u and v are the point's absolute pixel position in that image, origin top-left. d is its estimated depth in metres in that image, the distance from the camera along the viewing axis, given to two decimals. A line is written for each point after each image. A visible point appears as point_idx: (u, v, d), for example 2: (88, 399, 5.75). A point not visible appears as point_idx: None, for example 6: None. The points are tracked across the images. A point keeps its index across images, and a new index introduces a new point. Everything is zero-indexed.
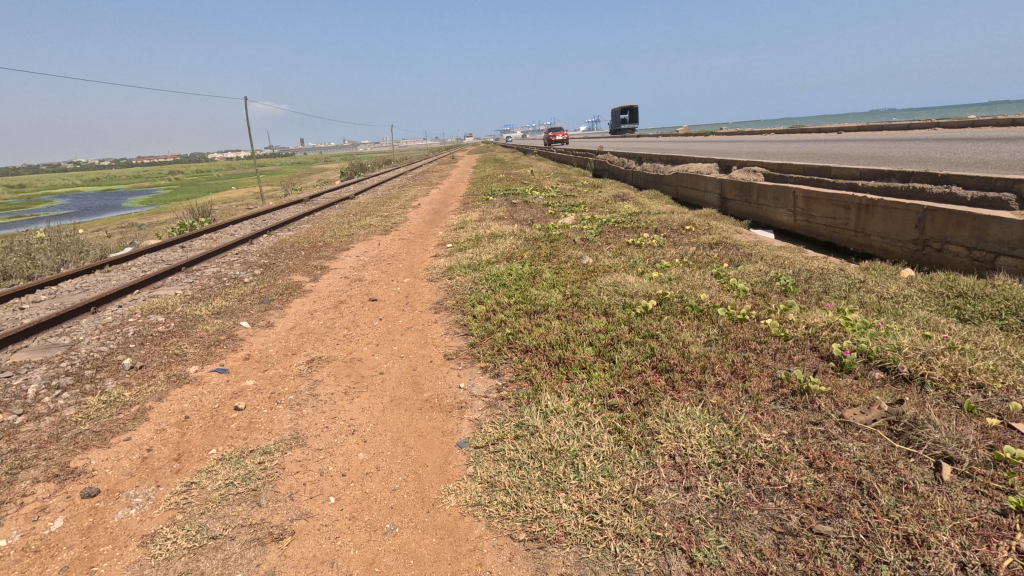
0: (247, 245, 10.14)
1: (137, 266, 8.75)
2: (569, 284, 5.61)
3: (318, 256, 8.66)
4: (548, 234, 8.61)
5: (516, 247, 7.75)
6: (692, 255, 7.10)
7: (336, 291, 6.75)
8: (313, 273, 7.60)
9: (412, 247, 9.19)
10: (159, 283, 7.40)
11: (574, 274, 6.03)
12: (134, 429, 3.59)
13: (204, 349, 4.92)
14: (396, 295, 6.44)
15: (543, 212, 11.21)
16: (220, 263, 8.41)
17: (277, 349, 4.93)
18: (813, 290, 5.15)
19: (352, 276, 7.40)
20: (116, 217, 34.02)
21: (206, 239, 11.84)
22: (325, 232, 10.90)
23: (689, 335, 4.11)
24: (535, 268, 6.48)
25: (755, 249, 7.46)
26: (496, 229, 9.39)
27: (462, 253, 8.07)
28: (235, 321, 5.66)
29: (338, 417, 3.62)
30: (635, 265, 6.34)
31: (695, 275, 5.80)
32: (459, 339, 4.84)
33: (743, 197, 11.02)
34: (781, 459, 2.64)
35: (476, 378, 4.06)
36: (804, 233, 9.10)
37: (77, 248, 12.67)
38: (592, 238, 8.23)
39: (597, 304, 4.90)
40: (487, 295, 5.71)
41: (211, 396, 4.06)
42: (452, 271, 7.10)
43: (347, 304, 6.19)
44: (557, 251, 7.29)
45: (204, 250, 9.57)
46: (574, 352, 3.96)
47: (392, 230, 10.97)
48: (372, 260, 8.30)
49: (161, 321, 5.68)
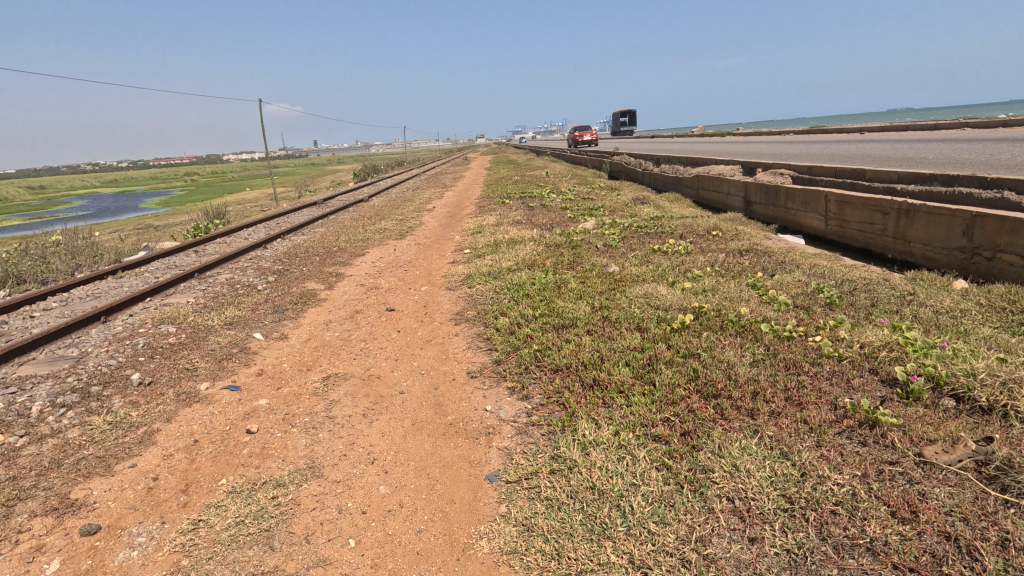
0: (261, 249, 9.98)
1: (150, 272, 8.61)
2: (596, 295, 5.32)
3: (333, 261, 8.46)
4: (570, 240, 8.31)
5: (538, 254, 7.46)
6: (723, 263, 6.77)
7: (352, 300, 6.52)
8: (328, 280, 7.38)
9: (428, 252, 8.94)
10: (171, 291, 7.22)
11: (601, 283, 5.74)
12: (140, 455, 3.36)
13: (216, 364, 4.70)
14: (414, 305, 6.19)
15: (562, 216, 10.90)
16: (233, 269, 8.23)
17: (291, 364, 4.69)
18: (860, 304, 4.81)
19: (369, 284, 7.16)
20: (133, 218, 34.24)
21: (220, 243, 11.72)
22: (340, 236, 10.69)
23: (734, 354, 3.80)
24: (560, 277, 6.19)
25: (788, 256, 7.11)
26: (515, 234, 9.11)
27: (481, 260, 7.80)
28: (248, 332, 5.44)
29: (357, 444, 3.36)
30: (664, 275, 6.03)
31: (730, 285, 5.47)
32: (482, 355, 4.57)
33: (770, 201, 10.63)
34: (858, 506, 2.32)
35: (503, 400, 3.78)
36: (837, 239, 8.71)
37: (92, 251, 12.61)
38: (616, 244, 7.92)
39: (629, 319, 4.60)
40: (510, 307, 5.43)
41: (222, 417, 3.83)
42: (472, 279, 6.83)
43: (363, 314, 5.94)
44: (580, 259, 7.01)
45: (218, 255, 9.42)
46: (610, 374, 3.67)
47: (408, 235, 10.73)
48: (389, 267, 8.05)
49: (171, 333, 5.48)
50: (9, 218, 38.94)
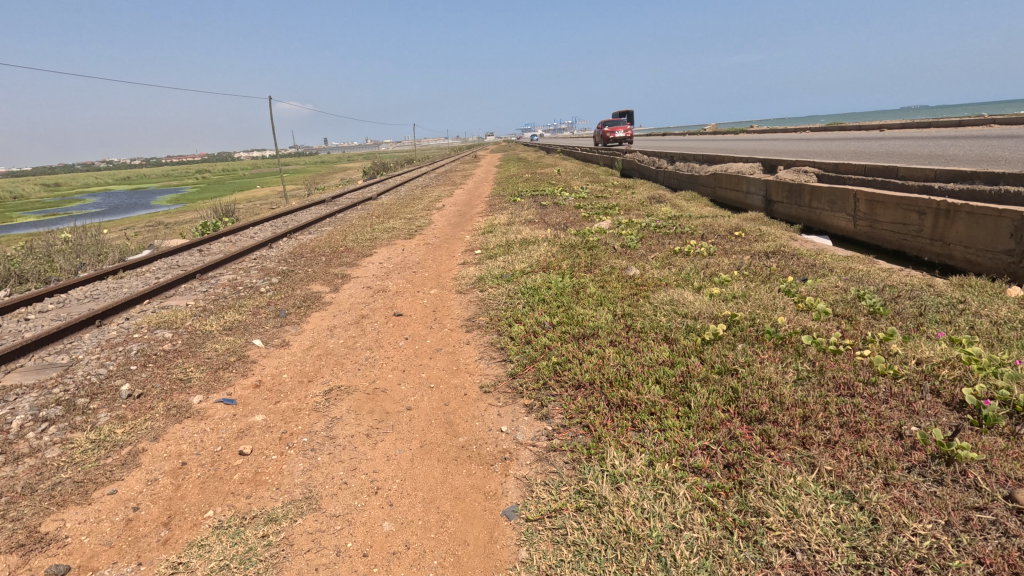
0: (266, 249, 9.71)
1: (152, 272, 8.35)
2: (618, 301, 4.97)
3: (340, 262, 8.17)
4: (586, 241, 7.93)
5: (552, 256, 7.10)
6: (750, 266, 6.37)
7: (358, 303, 6.20)
8: (334, 282, 7.06)
9: (438, 253, 8.61)
10: (170, 292, 6.94)
11: (623, 288, 5.38)
12: (121, 480, 3.05)
13: (211, 375, 4.39)
14: (422, 310, 5.86)
15: (576, 215, 10.53)
16: (236, 270, 7.95)
17: (291, 375, 4.37)
18: (907, 313, 4.41)
19: (376, 286, 6.84)
20: (142, 216, 34.22)
21: (225, 242, 11.45)
22: (347, 236, 10.39)
23: (776, 371, 3.43)
24: (577, 281, 5.83)
25: (819, 259, 6.71)
26: (528, 234, 8.75)
27: (493, 261, 7.45)
28: (247, 338, 5.13)
29: (359, 470, 3.04)
30: (689, 278, 5.66)
31: (762, 291, 5.09)
32: (496, 367, 4.23)
33: (793, 199, 10.20)
34: (947, 566, 1.96)
35: (519, 420, 3.44)
36: (867, 240, 8.29)
37: (97, 249, 12.39)
38: (635, 246, 7.54)
39: (656, 329, 4.23)
40: (525, 313, 5.08)
41: (214, 436, 3.52)
42: (483, 282, 6.49)
43: (369, 320, 5.62)
44: (598, 261, 6.66)
45: (222, 255, 9.16)
46: (638, 392, 3.32)
47: (417, 234, 10.40)
48: (397, 268, 7.73)
49: (167, 339, 5.19)
50: (21, 216, 39.12)
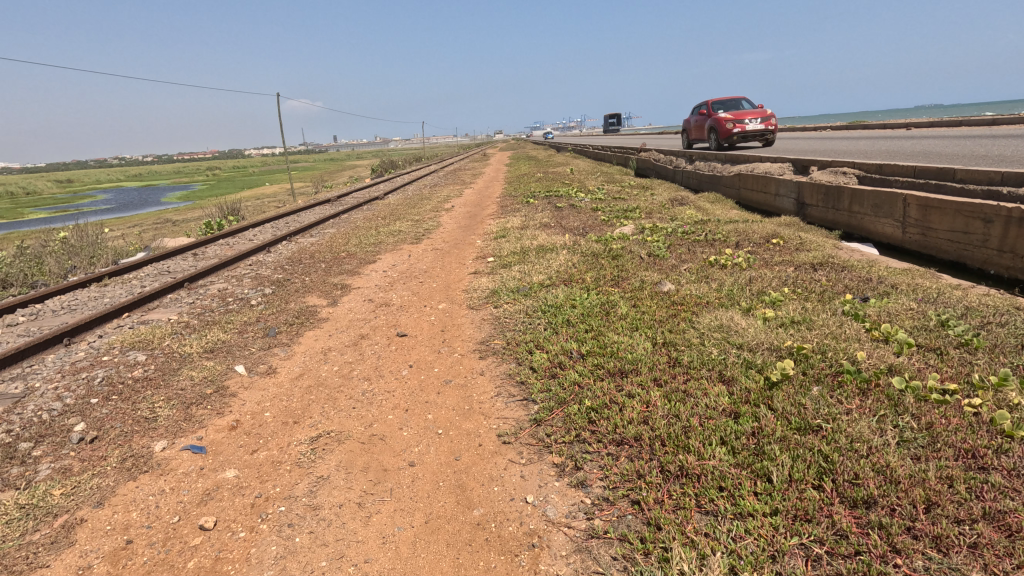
0: (264, 253, 9.10)
1: (139, 279, 7.75)
2: (657, 326, 4.28)
3: (340, 269, 7.54)
4: (609, 249, 7.21)
5: (574, 266, 6.39)
6: (799, 282, 5.64)
7: (358, 320, 5.53)
8: (332, 294, 6.40)
9: (447, 260, 7.93)
10: (152, 305, 6.31)
11: (659, 308, 4.69)
12: (44, 568, 2.39)
13: (181, 412, 3.74)
14: (429, 330, 5.17)
15: (595, 219, 9.81)
16: (228, 278, 7.33)
17: (275, 414, 3.71)
18: (1007, 345, 3.69)
19: (378, 299, 6.18)
20: (150, 213, 33.91)
21: (222, 245, 10.88)
22: (350, 239, 9.75)
23: (873, 431, 2.72)
24: (605, 297, 5.12)
25: (874, 273, 5.97)
26: (545, 240, 8.05)
27: (508, 271, 6.76)
28: (229, 365, 4.47)
29: (346, 560, 2.37)
30: (734, 297, 4.96)
31: (823, 314, 4.36)
32: (516, 409, 3.54)
33: (830, 203, 9.45)
34: None
35: (548, 487, 2.76)
36: (917, 249, 7.54)
37: (91, 251, 11.84)
38: (664, 256, 6.81)
39: (709, 368, 3.54)
40: (547, 338, 4.39)
41: (172, 500, 2.85)
42: (498, 296, 5.80)
43: (369, 342, 4.95)
44: (626, 273, 5.97)
45: (216, 260, 8.57)
46: (700, 458, 2.63)
47: (425, 238, 9.73)
48: (402, 278, 7.06)
49: (138, 363, 4.54)
50: (29, 213, 38.95)
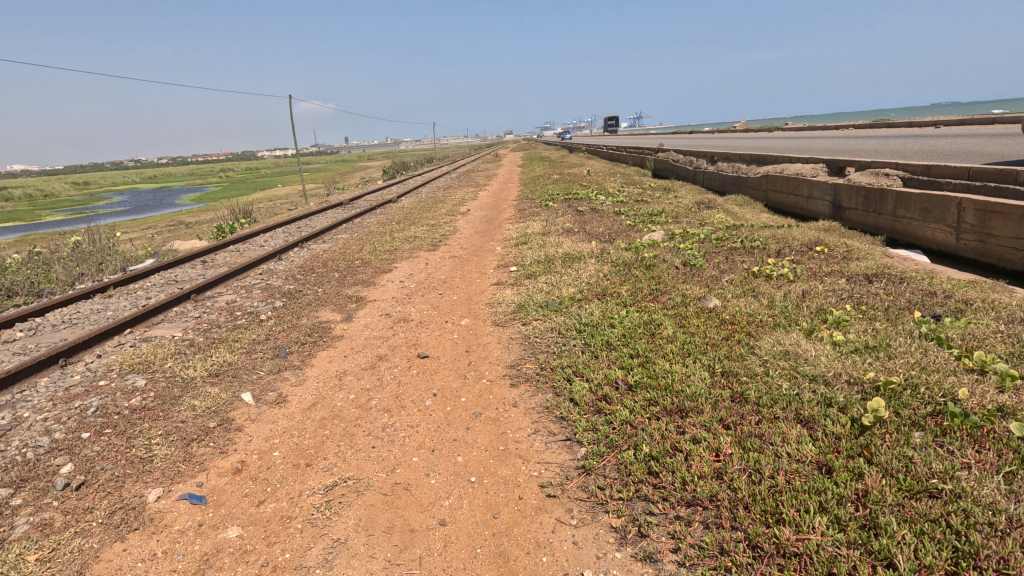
0: (274, 261, 8.72)
1: (145, 290, 7.37)
2: (713, 352, 3.79)
3: (354, 280, 7.13)
4: (641, 258, 6.72)
5: (605, 278, 5.92)
6: (857, 297, 5.13)
7: (374, 338, 5.11)
8: (346, 308, 5.98)
9: (467, 269, 7.49)
10: (156, 319, 5.93)
11: (710, 330, 4.21)
12: None
13: (180, 451, 3.32)
14: (452, 351, 4.72)
15: (620, 224, 9.32)
16: (237, 290, 6.93)
17: (285, 455, 3.28)
18: None
19: (396, 314, 5.75)
20: (164, 215, 33.88)
21: (232, 251, 10.52)
22: (364, 246, 9.35)
23: (1009, 493, 2.22)
24: (646, 314, 4.65)
25: (937, 286, 5.44)
26: (570, 248, 7.59)
27: (534, 283, 6.30)
28: (235, 392, 4.06)
29: None
30: (791, 316, 4.47)
31: (900, 338, 3.86)
32: (559, 452, 3.09)
33: (871, 206, 8.90)
34: None
35: (609, 559, 2.30)
36: (974, 257, 6.96)
37: (100, 257, 11.56)
38: (702, 266, 6.32)
39: (783, 406, 3.06)
40: (587, 366, 3.93)
41: (165, 568, 2.43)
42: (525, 311, 5.34)
43: (387, 364, 4.52)
44: (664, 286, 5.49)
45: (225, 269, 8.19)
46: (798, 530, 2.16)
47: (442, 245, 9.31)
48: (420, 289, 6.63)
49: (136, 389, 4.15)
50: (46, 215, 39.21)
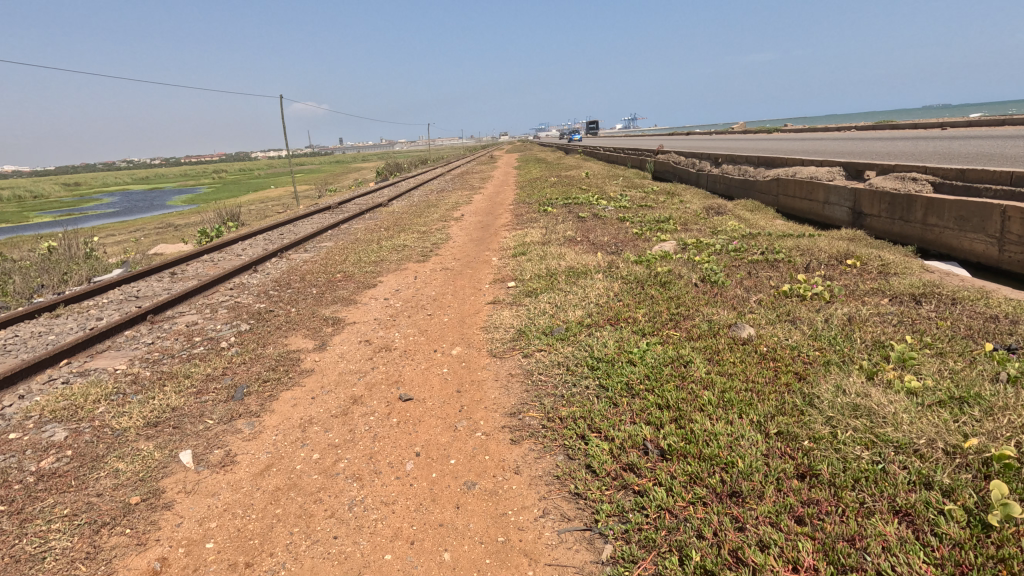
0: (248, 274, 7.95)
1: (99, 308, 6.59)
2: (762, 403, 3.07)
3: (334, 297, 6.38)
4: (655, 274, 6.01)
5: (617, 299, 5.19)
6: (911, 323, 4.42)
7: (350, 373, 4.35)
8: (320, 333, 5.23)
9: (460, 284, 6.75)
10: (101, 347, 5.16)
11: (751, 372, 3.49)
12: None
13: (84, 544, 2.56)
14: (441, 391, 3.99)
15: (626, 233, 8.60)
16: (200, 310, 6.15)
17: (221, 548, 2.53)
18: None
19: (377, 340, 5.00)
20: (150, 218, 32.99)
21: (206, 261, 9.72)
22: (349, 256, 8.60)
23: None
24: (671, 348, 3.93)
25: (998, 308, 4.74)
26: (574, 260, 6.86)
27: (535, 303, 5.56)
28: (171, 451, 3.30)
29: None
30: (844, 352, 3.76)
31: (988, 383, 3.14)
32: (578, 550, 2.35)
33: (897, 213, 8.25)
34: None
35: None
36: (1019, 271, 6.27)
37: (66, 266, 10.74)
38: (725, 284, 5.61)
39: (869, 490, 2.34)
40: (605, 419, 3.21)
41: None
42: (527, 340, 4.61)
43: (362, 410, 3.77)
44: (686, 311, 4.77)
45: (193, 283, 7.41)
46: None
47: (433, 255, 8.56)
48: (406, 309, 5.88)
49: (52, 447, 3.38)
50: (30, 217, 38.17)
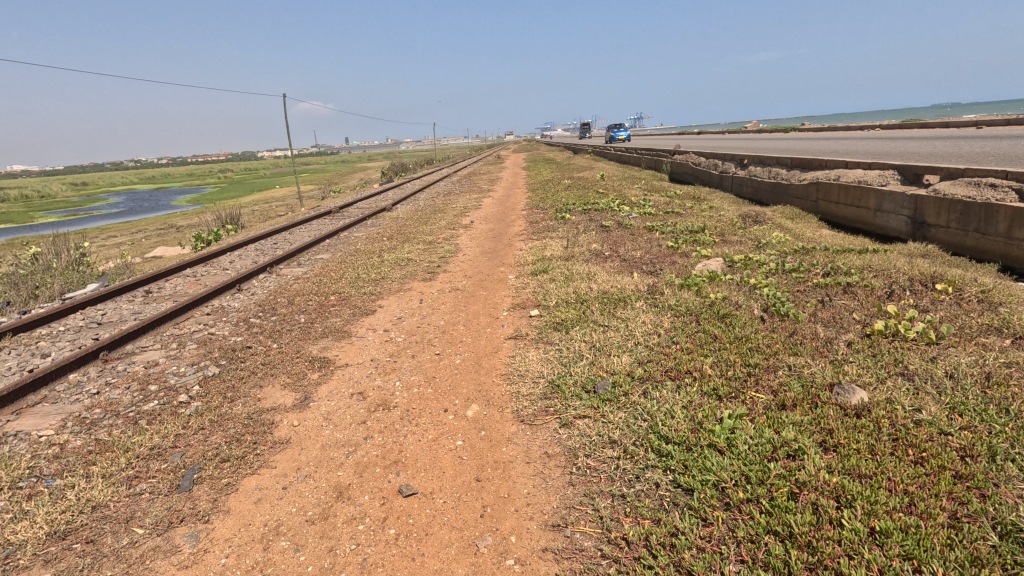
0: (230, 295, 6.96)
1: (50, 340, 5.60)
2: (939, 539, 2.05)
3: (324, 328, 5.40)
4: (709, 304, 4.98)
5: (673, 341, 4.16)
6: None
7: (336, 447, 3.35)
8: (303, 382, 4.22)
9: (473, 310, 5.76)
10: (32, 399, 4.16)
11: (894, 473, 2.47)
12: None
13: None
14: (455, 480, 2.98)
15: (660, 247, 7.55)
16: (165, 345, 5.15)
17: None
18: None
19: (373, 394, 3.99)
20: (154, 218, 32.24)
21: (189, 276, 8.74)
22: (346, 271, 7.63)
23: None
24: (766, 427, 2.91)
25: None
26: (607, 283, 5.85)
27: (566, 341, 4.55)
28: None
29: None
30: (1010, 436, 2.72)
31: None
32: None
33: (972, 224, 7.20)
34: None
35: None
36: None
37: (39, 278, 9.79)
38: (799, 318, 4.58)
39: None
40: (700, 555, 2.20)
41: None
42: (564, 401, 3.59)
43: (349, 512, 2.77)
44: (766, 361, 3.73)
45: (165, 307, 6.42)
46: None
47: (441, 271, 7.58)
48: (409, 346, 4.88)
49: None
50: (32, 217, 37.45)
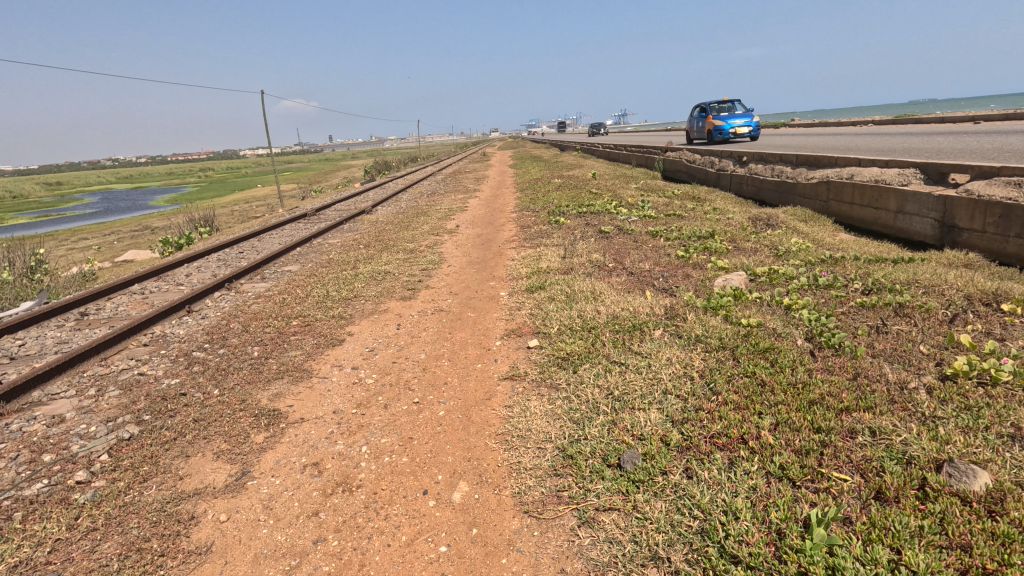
0: (176, 319, 5.97)
1: None
2: None
3: (280, 365, 4.47)
4: (745, 334, 4.13)
5: (714, 391, 3.30)
6: None
7: (273, 560, 2.43)
8: (243, 449, 3.29)
9: (460, 339, 4.87)
10: None
11: None
12: None
13: None
14: None
15: (670, 258, 6.71)
16: (78, 393, 4.16)
17: None
18: None
19: (330, 468, 3.08)
20: (126, 219, 30.82)
21: (137, 293, 7.71)
22: (315, 287, 6.71)
23: None
24: (877, 544, 2.06)
25: None
26: (617, 304, 5.00)
27: (576, 386, 3.67)
28: None
29: None
30: None
31: None
32: None
33: (1013, 229, 6.47)
34: None
35: None
36: None
37: None
38: (858, 354, 3.74)
39: None
40: None
41: None
42: (582, 484, 2.72)
43: None
44: (840, 422, 2.88)
45: (95, 336, 5.42)
46: None
47: (422, 286, 6.69)
48: (383, 391, 3.97)
49: None
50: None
